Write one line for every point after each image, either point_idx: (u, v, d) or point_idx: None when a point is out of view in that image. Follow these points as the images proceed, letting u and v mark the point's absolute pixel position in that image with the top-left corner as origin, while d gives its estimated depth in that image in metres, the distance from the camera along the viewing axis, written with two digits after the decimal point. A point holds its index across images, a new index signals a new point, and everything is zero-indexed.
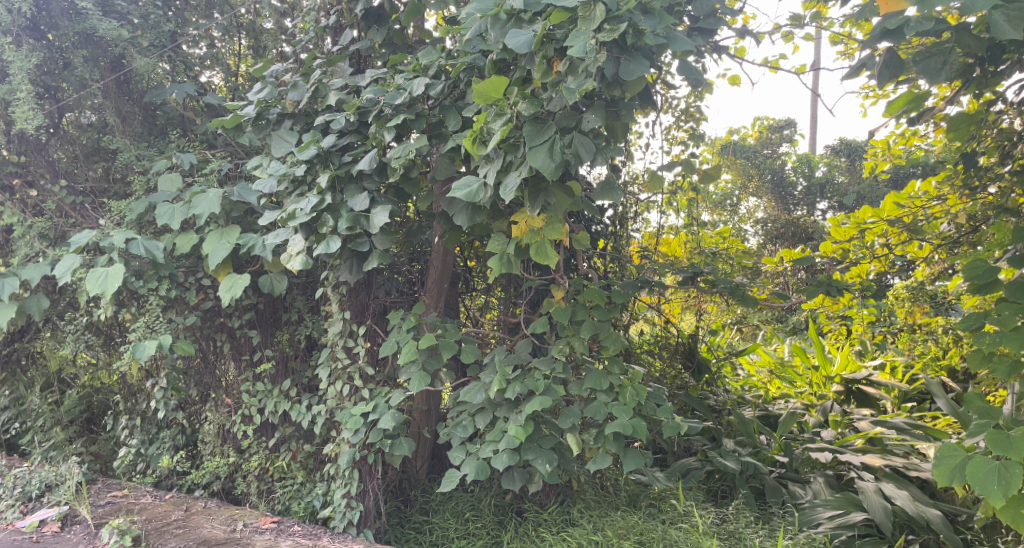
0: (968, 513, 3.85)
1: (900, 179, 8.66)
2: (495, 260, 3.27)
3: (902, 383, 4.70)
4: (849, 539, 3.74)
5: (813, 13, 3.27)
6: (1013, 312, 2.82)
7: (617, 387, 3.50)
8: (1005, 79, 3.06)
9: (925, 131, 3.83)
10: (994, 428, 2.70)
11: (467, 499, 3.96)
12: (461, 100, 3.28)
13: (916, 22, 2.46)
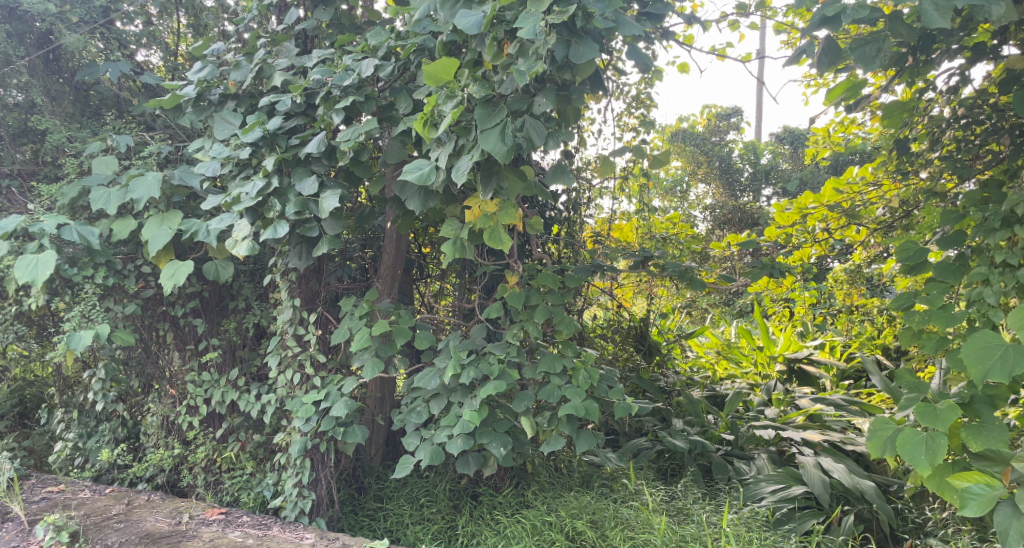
0: (898, 483, 4.04)
1: (840, 166, 8.92)
2: (448, 245, 3.24)
3: (841, 362, 4.84)
4: (790, 512, 3.85)
5: (758, 1, 3.31)
6: (940, 292, 2.93)
7: (570, 369, 3.52)
8: (936, 67, 3.15)
9: (861, 119, 3.93)
10: (921, 399, 2.82)
11: (422, 485, 3.95)
12: (411, 83, 3.24)
13: (853, 11, 2.50)
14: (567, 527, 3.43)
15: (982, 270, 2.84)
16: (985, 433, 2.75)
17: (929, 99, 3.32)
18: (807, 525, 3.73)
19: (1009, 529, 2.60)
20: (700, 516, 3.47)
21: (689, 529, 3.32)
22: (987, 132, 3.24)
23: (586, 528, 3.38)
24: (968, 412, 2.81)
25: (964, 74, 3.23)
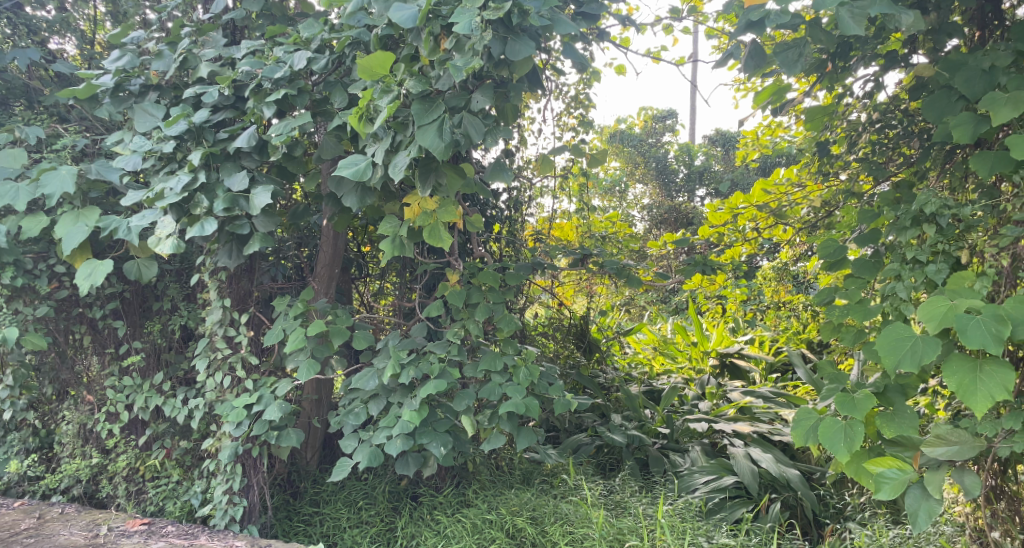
0: (821, 470, 4.21)
1: (768, 169, 9.19)
2: (387, 243, 3.17)
3: (769, 355, 5.10)
4: (721, 502, 3.95)
5: (690, 6, 3.35)
6: (858, 287, 3.02)
7: (511, 367, 3.50)
8: (853, 73, 3.24)
9: (787, 123, 4.02)
10: (840, 390, 2.84)
11: (361, 488, 3.87)
12: (346, 77, 3.17)
13: (775, 16, 2.52)
14: (508, 525, 3.43)
15: (895, 266, 2.87)
16: (899, 419, 2.78)
17: (847, 100, 3.41)
18: (737, 513, 3.83)
19: (920, 511, 2.64)
20: (636, 509, 3.51)
21: (626, 522, 3.34)
22: (899, 137, 3.36)
23: (525, 525, 3.37)
24: (882, 400, 2.84)
25: (879, 80, 3.32)
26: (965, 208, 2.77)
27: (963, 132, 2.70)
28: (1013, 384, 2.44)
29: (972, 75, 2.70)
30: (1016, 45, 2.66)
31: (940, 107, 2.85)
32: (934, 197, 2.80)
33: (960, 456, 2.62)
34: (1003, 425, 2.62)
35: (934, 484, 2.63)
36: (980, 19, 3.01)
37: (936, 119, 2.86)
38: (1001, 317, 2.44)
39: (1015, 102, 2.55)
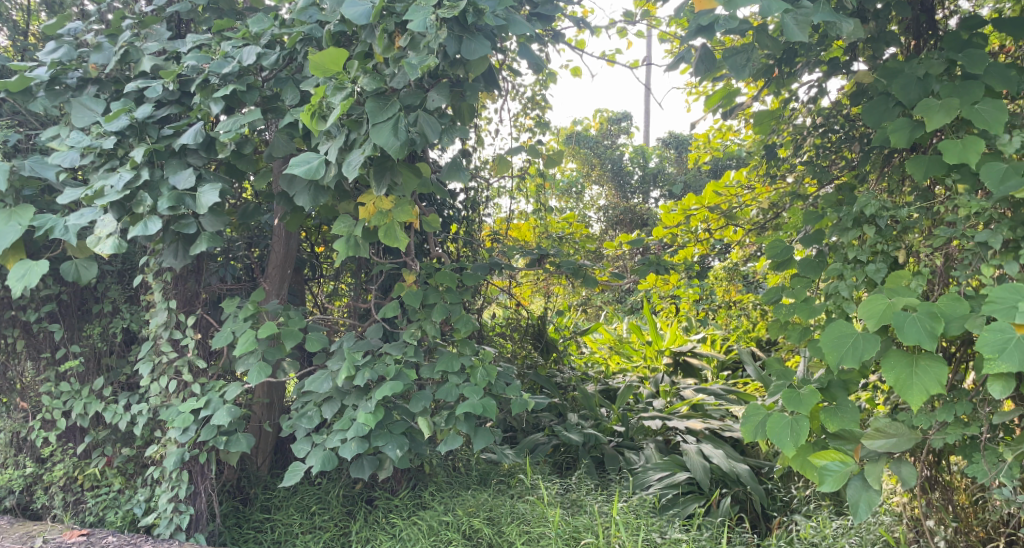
0: (769, 464, 4.31)
1: (719, 171, 9.32)
2: (341, 243, 3.11)
3: (720, 353, 5.24)
4: (674, 498, 4.00)
5: (643, 10, 3.36)
6: (804, 286, 3.06)
7: (468, 367, 3.47)
8: (797, 79, 3.33)
9: (738, 126, 4.20)
10: (786, 385, 2.85)
11: (313, 492, 3.78)
12: (298, 73, 3.10)
13: (724, 21, 2.49)
14: (464, 526, 3.40)
15: (837, 265, 2.91)
16: (840, 413, 2.79)
17: (794, 106, 3.54)
18: (689, 509, 3.88)
19: (860, 502, 2.71)
20: (592, 506, 3.51)
21: (582, 520, 3.34)
22: (841, 140, 3.43)
23: (482, 525, 3.36)
24: (825, 395, 2.83)
25: (822, 86, 3.39)
26: (902, 210, 2.82)
27: (899, 137, 2.75)
28: (945, 378, 2.50)
29: (908, 82, 2.76)
30: (949, 54, 2.73)
31: (878, 112, 2.91)
32: (874, 199, 2.85)
33: (898, 448, 2.69)
34: (938, 417, 2.70)
35: (873, 475, 2.69)
36: (915, 28, 3.07)
37: (874, 124, 2.91)
38: (934, 314, 2.48)
39: (948, 108, 2.62)
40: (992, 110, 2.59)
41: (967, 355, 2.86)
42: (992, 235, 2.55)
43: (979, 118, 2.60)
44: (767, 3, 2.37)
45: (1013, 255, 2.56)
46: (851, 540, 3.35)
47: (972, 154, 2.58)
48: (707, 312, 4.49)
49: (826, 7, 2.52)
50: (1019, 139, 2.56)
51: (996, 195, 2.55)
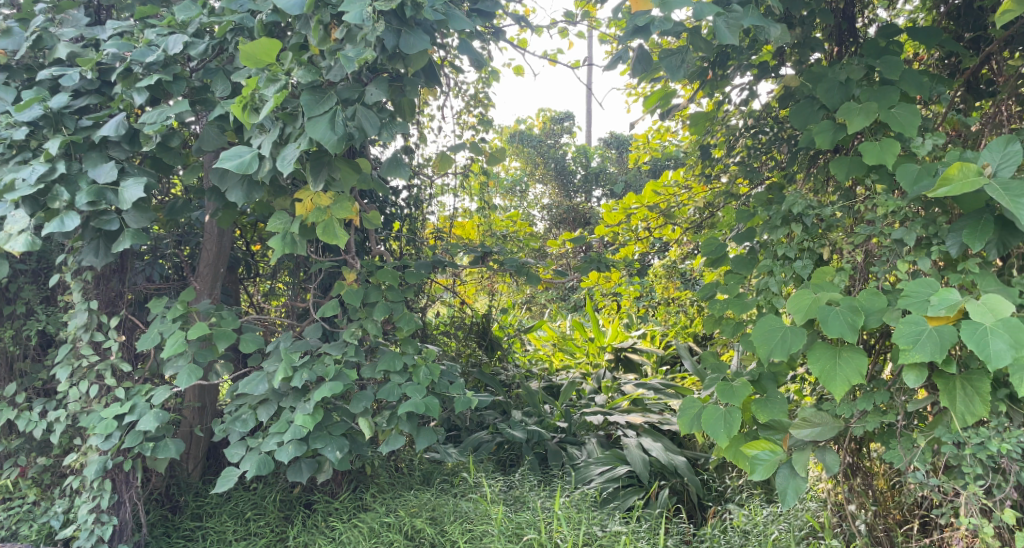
0: (705, 456, 4.40)
1: (659, 171, 9.45)
2: (276, 240, 3.00)
3: (660, 348, 5.37)
4: (615, 491, 4.03)
5: (584, 11, 3.36)
6: (737, 282, 3.12)
7: (410, 366, 3.40)
8: (730, 81, 3.38)
9: (676, 127, 4.24)
10: (720, 378, 2.89)
11: (248, 498, 3.66)
12: (229, 64, 2.99)
13: (659, 23, 2.47)
14: (406, 527, 3.34)
15: (767, 262, 2.98)
16: (771, 404, 2.84)
17: (727, 107, 3.57)
18: (629, 501, 3.92)
19: (788, 489, 2.74)
20: (535, 502, 3.50)
21: (524, 516, 3.33)
22: (770, 141, 3.48)
23: (425, 525, 3.30)
24: (756, 387, 2.88)
25: (753, 89, 3.44)
26: (827, 209, 2.88)
27: (824, 139, 2.81)
28: (866, 368, 2.56)
29: (831, 86, 2.82)
30: (868, 60, 2.81)
31: (804, 115, 2.96)
32: (801, 198, 2.91)
33: (822, 437, 2.74)
34: (859, 406, 2.75)
35: (800, 462, 2.73)
36: (838, 35, 3.24)
37: (800, 126, 2.96)
38: (856, 307, 2.54)
39: (866, 111, 2.67)
40: (907, 113, 2.66)
41: (886, 346, 2.95)
42: (907, 233, 2.63)
43: (895, 121, 2.67)
44: (700, 7, 2.39)
45: (925, 252, 2.64)
46: (780, 527, 3.40)
47: (889, 156, 2.64)
48: (644, 307, 4.48)
49: (754, 13, 2.55)
50: (932, 142, 2.64)
51: (910, 195, 2.59)
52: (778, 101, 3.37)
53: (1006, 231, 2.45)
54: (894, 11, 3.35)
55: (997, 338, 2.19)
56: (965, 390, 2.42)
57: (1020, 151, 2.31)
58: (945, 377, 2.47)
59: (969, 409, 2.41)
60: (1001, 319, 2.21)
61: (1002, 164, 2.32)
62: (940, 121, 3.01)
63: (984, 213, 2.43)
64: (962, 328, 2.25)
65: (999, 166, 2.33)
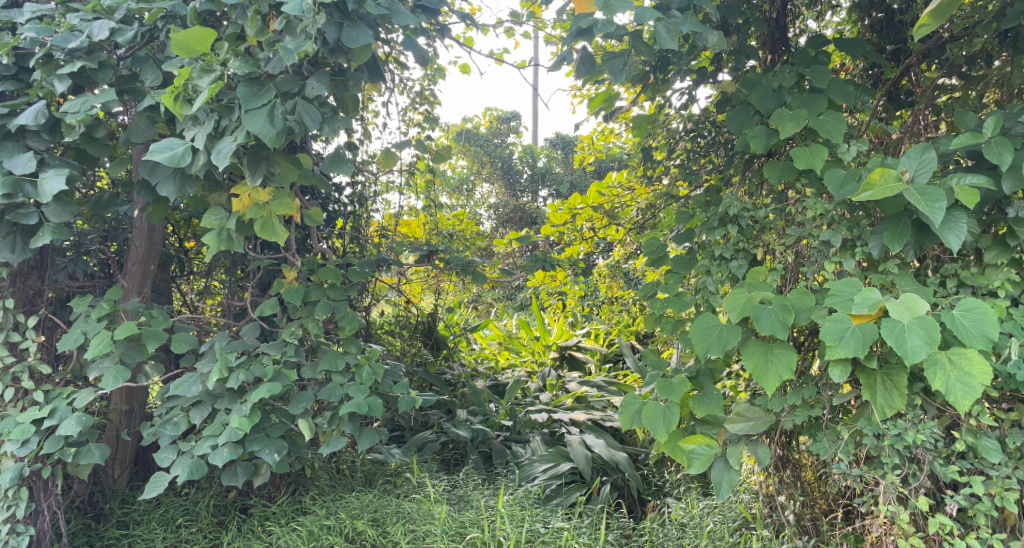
0: (646, 451, 4.44)
1: (603, 172, 9.56)
2: (211, 236, 2.89)
3: (603, 346, 5.43)
4: (558, 488, 4.04)
5: (530, 12, 3.34)
6: (677, 281, 3.13)
7: (353, 366, 3.32)
8: (670, 85, 3.39)
9: (619, 129, 4.25)
10: (661, 375, 2.93)
11: (179, 504, 3.52)
12: (160, 53, 2.87)
13: (602, 25, 2.46)
14: (346, 529, 3.27)
15: (705, 262, 3.02)
16: (707, 400, 2.86)
17: (668, 111, 3.59)
18: (572, 497, 3.92)
19: (723, 482, 2.77)
20: (478, 501, 3.47)
21: (467, 515, 3.30)
22: (708, 146, 3.55)
23: (366, 527, 3.24)
24: (694, 384, 2.91)
25: (692, 94, 3.47)
26: (761, 211, 2.94)
27: (757, 143, 2.85)
28: (796, 365, 2.61)
29: (765, 93, 2.86)
30: (799, 68, 2.86)
31: (739, 120, 3.00)
32: (736, 201, 2.95)
33: (754, 431, 2.77)
34: (789, 400, 2.80)
35: (734, 455, 2.77)
36: (771, 43, 3.30)
37: (736, 131, 3.00)
38: (787, 306, 2.58)
39: (797, 118, 2.73)
40: (834, 121, 2.72)
41: (814, 343, 3.01)
42: (833, 234, 2.69)
43: (823, 128, 2.72)
44: (642, 10, 2.39)
45: (850, 253, 2.71)
46: (715, 519, 3.44)
47: (818, 161, 2.70)
48: (587, 309, 4.39)
49: (694, 18, 2.56)
50: (857, 148, 2.70)
51: (836, 198, 2.63)
52: (715, 107, 3.39)
53: (923, 233, 2.52)
54: (823, 22, 3.44)
55: (913, 335, 2.24)
56: (885, 384, 2.48)
57: (936, 159, 2.37)
58: (867, 372, 2.53)
59: (888, 402, 2.48)
60: (918, 317, 2.27)
61: (919, 170, 2.39)
62: (863, 128, 3.09)
63: (903, 216, 2.50)
64: (883, 325, 2.30)
65: (916, 173, 2.39)
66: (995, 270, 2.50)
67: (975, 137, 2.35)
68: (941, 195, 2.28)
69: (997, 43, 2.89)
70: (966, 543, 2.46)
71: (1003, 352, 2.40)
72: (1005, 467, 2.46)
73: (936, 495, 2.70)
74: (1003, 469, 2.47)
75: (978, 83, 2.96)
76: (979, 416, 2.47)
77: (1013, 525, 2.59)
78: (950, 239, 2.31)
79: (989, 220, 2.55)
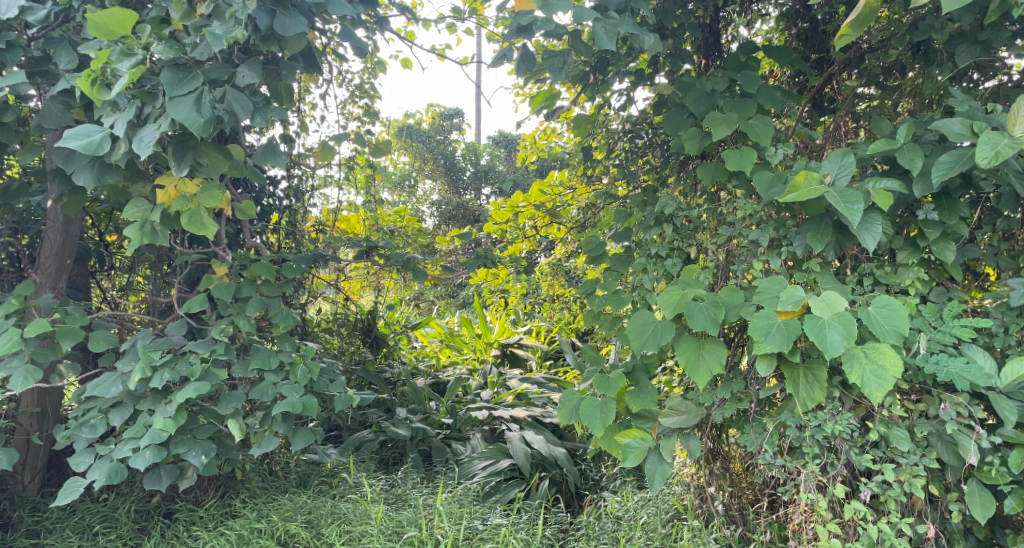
0: (584, 447, 4.45)
1: (545, 171, 9.57)
2: (133, 229, 2.73)
3: (544, 344, 5.44)
4: (498, 484, 4.01)
5: (472, 8, 3.28)
6: (614, 278, 3.13)
7: (287, 365, 3.20)
8: (610, 87, 3.39)
9: (561, 129, 4.24)
10: (598, 370, 2.92)
11: (97, 511, 3.36)
12: (76, 34, 2.72)
13: (542, 23, 2.43)
14: (278, 532, 3.16)
15: (641, 260, 3.04)
16: (642, 395, 2.86)
17: (607, 111, 3.59)
18: (511, 493, 3.89)
19: (656, 474, 2.78)
20: (416, 500, 3.41)
21: (405, 514, 3.23)
22: (645, 147, 3.55)
23: (299, 529, 3.14)
24: (629, 379, 2.91)
25: (630, 95, 3.48)
26: (694, 211, 2.96)
27: (691, 145, 2.87)
28: (726, 360, 2.63)
29: (699, 96, 2.88)
30: (731, 72, 2.89)
31: (675, 121, 3.02)
32: (671, 201, 2.97)
33: (686, 425, 2.80)
34: (719, 394, 2.84)
35: (667, 448, 2.77)
36: (705, 48, 3.34)
37: (671, 132, 3.02)
38: (718, 303, 2.59)
39: (728, 120, 2.76)
40: (763, 125, 2.75)
41: (743, 339, 3.05)
42: (761, 234, 2.72)
43: (752, 132, 2.75)
44: (581, 9, 2.37)
45: (777, 252, 2.75)
46: (648, 511, 3.48)
47: (748, 163, 2.73)
48: (530, 307, 4.34)
49: (632, 18, 2.56)
50: (784, 152, 2.74)
51: (764, 200, 2.66)
52: (653, 108, 3.39)
53: (843, 234, 2.58)
54: (753, 30, 3.49)
55: (833, 330, 2.28)
56: (807, 377, 2.52)
57: (855, 163, 2.41)
58: (790, 365, 2.57)
59: (809, 395, 2.52)
60: (837, 313, 2.32)
61: (839, 174, 2.42)
62: (789, 133, 3.14)
63: (825, 217, 2.54)
64: (806, 322, 2.33)
65: (837, 176, 2.43)
66: (907, 270, 2.57)
67: (888, 144, 2.41)
68: (859, 197, 2.33)
69: (909, 55, 2.98)
70: (880, 529, 2.51)
71: (912, 346, 2.48)
72: (913, 455, 2.51)
73: (852, 483, 2.77)
74: (911, 456, 2.51)
75: (893, 92, 3.04)
76: (891, 407, 2.53)
77: (921, 509, 2.67)
78: (866, 240, 2.35)
79: (901, 222, 2.63)
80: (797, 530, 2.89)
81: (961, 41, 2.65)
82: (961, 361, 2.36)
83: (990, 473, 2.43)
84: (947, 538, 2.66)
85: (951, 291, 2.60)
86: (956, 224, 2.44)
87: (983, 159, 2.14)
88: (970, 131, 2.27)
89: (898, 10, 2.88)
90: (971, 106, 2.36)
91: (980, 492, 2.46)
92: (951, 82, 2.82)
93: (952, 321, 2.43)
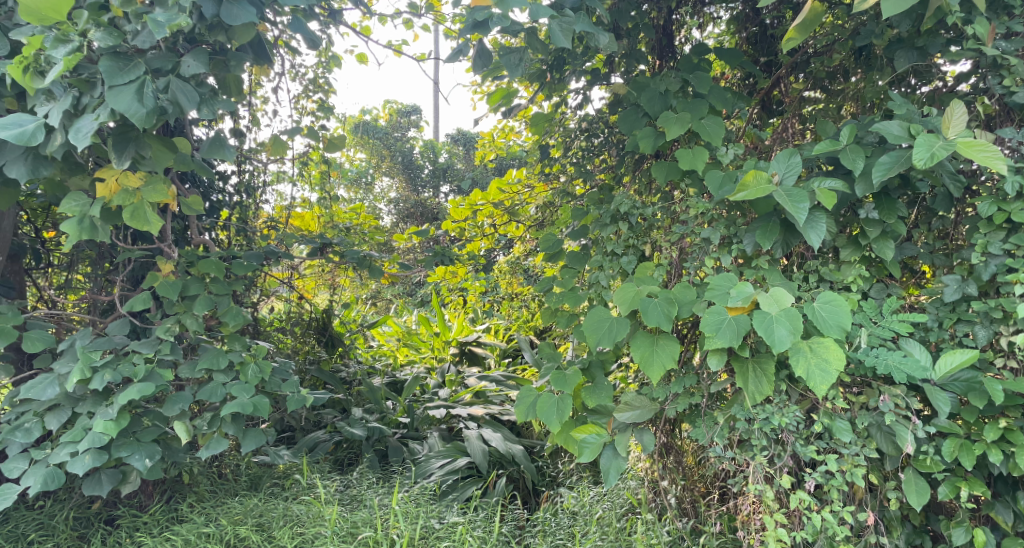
0: (541, 444, 4.44)
1: (504, 170, 9.54)
2: (71, 224, 2.61)
3: (502, 342, 5.41)
4: (455, 483, 3.97)
5: (428, 3, 3.23)
6: (572, 275, 3.14)
7: (237, 365, 3.11)
8: (566, 85, 3.37)
9: (519, 127, 4.22)
10: (555, 367, 2.91)
11: (32, 518, 3.22)
12: (8, 20, 2.60)
13: (497, 19, 2.40)
14: (227, 536, 3.08)
15: (598, 258, 3.04)
16: (598, 391, 2.86)
17: (564, 110, 3.58)
18: (468, 492, 3.85)
19: (611, 469, 2.77)
20: (371, 500, 3.35)
21: (360, 514, 3.17)
22: (601, 146, 3.55)
23: (250, 532, 3.06)
24: (586, 375, 2.90)
25: (587, 94, 3.47)
26: (648, 209, 2.97)
27: (646, 144, 2.87)
28: (679, 355, 2.64)
29: (653, 96, 2.88)
30: (683, 73, 2.89)
31: (630, 120, 3.02)
32: (626, 199, 2.97)
33: (640, 419, 2.79)
34: (671, 389, 2.85)
35: (622, 443, 2.77)
36: (659, 49, 3.35)
37: (627, 131, 3.02)
38: (671, 299, 2.60)
39: (681, 120, 2.76)
40: (715, 125, 2.76)
41: (696, 335, 3.06)
42: (712, 232, 2.73)
43: (705, 132, 2.76)
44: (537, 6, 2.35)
45: (727, 250, 2.76)
46: (603, 505, 3.47)
47: (700, 162, 2.75)
48: (488, 305, 4.29)
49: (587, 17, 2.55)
50: (734, 152, 2.76)
51: (715, 199, 2.67)
52: (608, 107, 3.39)
53: (790, 232, 2.61)
54: (705, 32, 3.51)
55: (781, 326, 2.30)
56: (756, 372, 2.54)
57: (801, 163, 2.43)
58: (740, 360, 2.59)
59: (758, 389, 2.54)
60: (784, 310, 2.34)
61: (786, 174, 2.45)
62: (740, 133, 3.17)
63: (773, 216, 2.56)
64: (754, 318, 2.35)
65: (785, 175, 2.45)
66: (850, 267, 2.61)
67: (833, 145, 2.44)
68: (805, 196, 2.35)
69: (852, 60, 3.02)
70: (824, 518, 2.54)
71: (854, 341, 2.51)
72: (855, 446, 2.55)
73: (798, 474, 2.80)
74: (853, 447, 2.55)
75: (838, 95, 3.10)
76: (834, 400, 2.55)
77: (862, 498, 2.71)
78: (811, 238, 2.38)
79: (845, 221, 2.67)
80: (746, 522, 2.93)
81: (899, 46, 2.70)
82: (900, 354, 2.41)
83: (926, 462, 2.50)
84: (886, 526, 2.72)
85: (891, 288, 2.66)
86: (895, 223, 2.49)
87: (919, 160, 2.19)
88: (908, 133, 2.32)
89: (841, 16, 2.92)
90: (909, 110, 2.40)
91: (916, 480, 2.52)
92: (891, 86, 2.88)
93: (891, 316, 2.49)
